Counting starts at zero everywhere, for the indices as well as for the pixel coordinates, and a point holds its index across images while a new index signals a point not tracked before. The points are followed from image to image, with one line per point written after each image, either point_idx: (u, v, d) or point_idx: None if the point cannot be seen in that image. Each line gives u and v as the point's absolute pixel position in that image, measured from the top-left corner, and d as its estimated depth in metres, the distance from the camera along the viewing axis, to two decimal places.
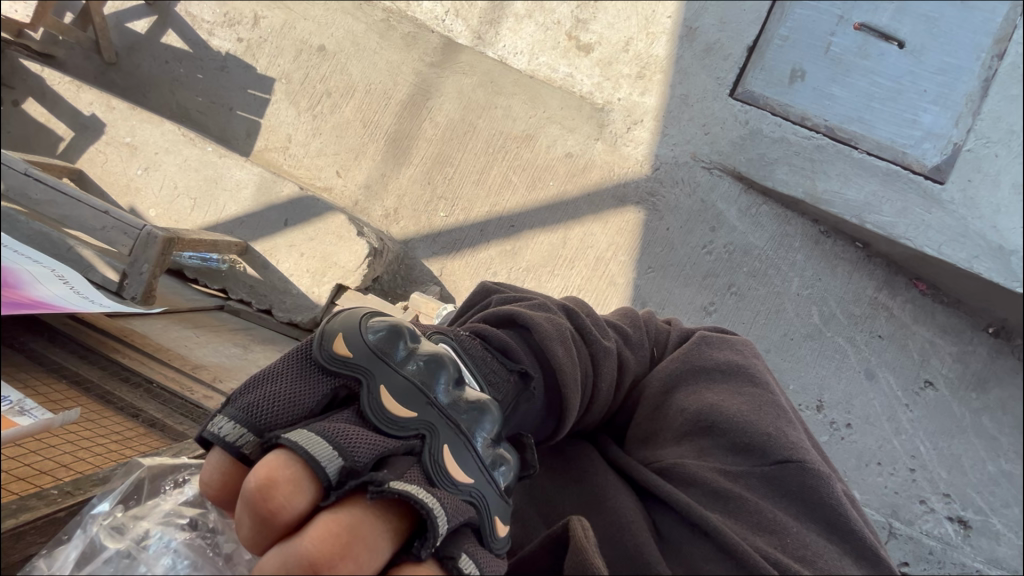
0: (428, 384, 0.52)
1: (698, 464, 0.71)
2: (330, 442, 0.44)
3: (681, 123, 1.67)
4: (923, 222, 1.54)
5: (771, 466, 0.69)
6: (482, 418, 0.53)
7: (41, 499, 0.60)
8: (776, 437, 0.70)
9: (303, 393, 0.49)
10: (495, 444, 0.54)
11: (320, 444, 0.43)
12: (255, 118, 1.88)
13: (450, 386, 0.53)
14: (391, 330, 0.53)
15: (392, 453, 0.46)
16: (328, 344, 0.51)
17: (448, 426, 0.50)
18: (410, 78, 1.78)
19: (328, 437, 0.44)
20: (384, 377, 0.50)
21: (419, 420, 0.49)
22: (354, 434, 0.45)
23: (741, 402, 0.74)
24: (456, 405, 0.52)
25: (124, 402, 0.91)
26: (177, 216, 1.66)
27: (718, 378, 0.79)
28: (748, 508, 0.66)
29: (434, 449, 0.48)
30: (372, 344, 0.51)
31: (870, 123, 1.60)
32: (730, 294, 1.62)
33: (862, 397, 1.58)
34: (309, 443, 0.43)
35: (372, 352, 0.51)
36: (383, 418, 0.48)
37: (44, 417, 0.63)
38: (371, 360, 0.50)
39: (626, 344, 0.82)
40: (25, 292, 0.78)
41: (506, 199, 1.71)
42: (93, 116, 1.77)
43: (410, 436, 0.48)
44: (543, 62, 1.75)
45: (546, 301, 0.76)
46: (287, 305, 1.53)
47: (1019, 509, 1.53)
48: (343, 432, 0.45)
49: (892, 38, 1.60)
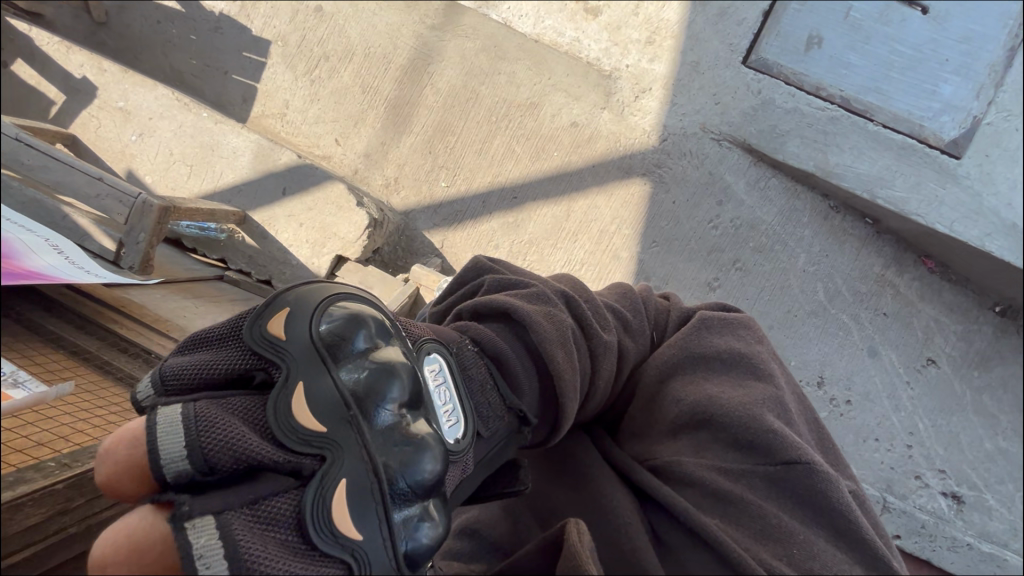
0: (369, 396, 0.44)
1: (695, 462, 0.69)
2: (187, 448, 0.39)
3: (690, 92, 1.62)
4: (936, 198, 1.50)
5: (778, 467, 0.67)
6: (417, 460, 0.44)
7: (38, 471, 0.61)
8: (786, 437, 0.67)
9: (226, 363, 0.45)
10: (424, 494, 0.45)
11: (175, 450, 0.39)
12: (251, 82, 1.83)
13: (396, 404, 0.45)
14: (352, 319, 0.46)
15: (269, 467, 0.41)
16: (268, 317, 0.45)
17: (363, 459, 0.41)
18: (410, 42, 1.71)
19: (189, 442, 0.39)
20: (312, 377, 0.43)
21: (329, 439, 0.41)
22: (226, 440, 0.40)
23: (742, 396, 0.72)
24: (391, 432, 0.44)
25: (123, 371, 0.91)
26: (174, 183, 1.64)
27: (718, 370, 0.76)
28: (751, 513, 0.66)
29: (328, 480, 0.40)
30: (317, 336, 0.44)
31: (887, 94, 1.54)
32: (735, 270, 1.59)
33: (863, 373, 1.58)
34: (166, 445, 0.39)
35: (315, 343, 0.44)
36: (285, 426, 0.41)
37: (38, 390, 0.62)
38: (308, 354, 0.43)
39: (627, 332, 0.77)
40: (18, 262, 0.76)
41: (509, 169, 1.67)
42: (84, 79, 1.72)
43: (308, 455, 0.41)
44: (550, 25, 1.68)
45: (544, 290, 0.69)
46: (287, 275, 1.51)
47: (1013, 486, 1.54)
48: (213, 434, 0.40)
49: (915, 3, 1.53)
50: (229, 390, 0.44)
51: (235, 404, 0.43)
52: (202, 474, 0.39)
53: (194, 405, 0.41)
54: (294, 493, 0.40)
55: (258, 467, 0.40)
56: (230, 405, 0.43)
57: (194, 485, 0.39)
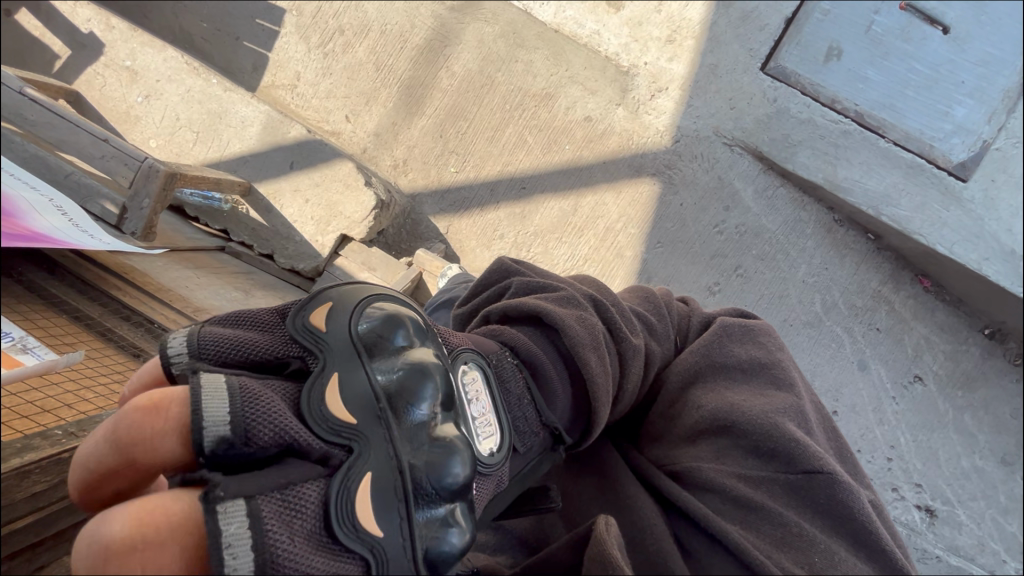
0: (400, 393, 0.43)
1: (714, 467, 0.70)
2: (224, 417, 0.39)
3: (707, 94, 1.61)
4: (939, 218, 1.52)
5: (798, 475, 0.68)
6: (446, 461, 0.43)
7: (46, 439, 0.60)
8: (807, 447, 0.69)
9: (270, 351, 0.46)
10: (452, 498, 0.43)
11: (208, 420, 0.38)
12: (262, 50, 1.79)
13: (429, 403, 0.45)
14: (393, 314, 0.47)
15: (295, 449, 0.40)
16: (312, 311, 0.46)
17: (389, 452, 0.41)
18: (428, 22, 1.68)
19: (227, 415, 0.39)
20: (347, 369, 0.43)
21: (357, 430, 0.41)
22: (262, 416, 0.39)
23: (762, 403, 0.73)
24: (422, 428, 0.43)
25: (126, 340, 0.90)
26: (179, 149, 1.61)
27: (739, 380, 0.77)
28: (774, 521, 0.67)
29: (353, 471, 0.39)
30: (355, 330, 0.45)
31: (901, 112, 1.55)
32: (736, 276, 1.60)
33: (852, 385, 1.60)
34: (204, 414, 0.38)
35: (353, 335, 0.45)
36: (316, 414, 0.41)
37: (47, 358, 0.61)
38: (346, 345, 0.44)
39: (652, 336, 0.78)
40: (24, 224, 0.75)
41: (519, 159, 1.66)
42: (92, 34, 1.68)
43: (335, 445, 0.41)
44: (570, 16, 1.66)
45: (573, 293, 0.70)
46: (290, 251, 1.48)
47: (984, 503, 1.58)
48: (252, 411, 0.40)
49: (938, 22, 1.53)
50: (270, 376, 0.44)
51: (273, 385, 0.43)
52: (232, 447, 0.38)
53: (237, 377, 0.41)
54: (317, 482, 0.39)
55: (287, 447, 0.40)
56: (270, 384, 0.43)
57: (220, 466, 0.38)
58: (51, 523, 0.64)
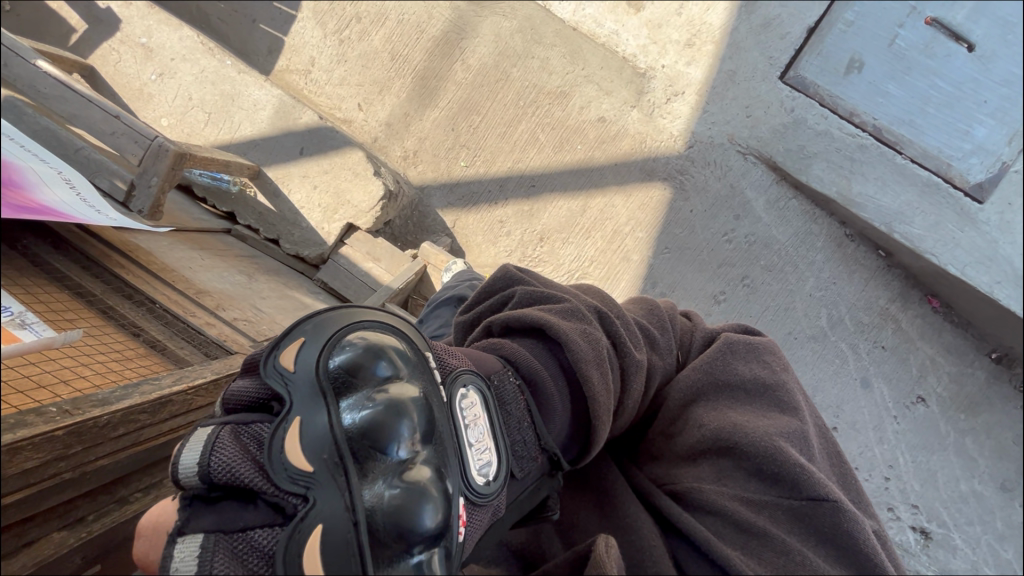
0: (368, 437, 0.42)
1: (716, 490, 0.69)
2: (197, 466, 0.42)
3: (723, 101, 1.60)
4: (953, 240, 1.50)
5: (801, 502, 0.67)
6: (415, 509, 0.40)
7: (40, 415, 0.58)
8: (810, 473, 0.68)
9: (252, 389, 0.46)
10: (426, 545, 0.41)
11: (190, 466, 0.42)
12: (278, 34, 1.78)
13: (406, 443, 0.42)
14: (366, 350, 0.45)
15: (261, 495, 0.41)
16: (282, 348, 0.44)
17: (344, 504, 0.39)
18: (445, 13, 1.67)
19: (200, 461, 0.42)
20: (310, 414, 0.42)
21: (314, 478, 0.39)
22: (228, 464, 0.41)
23: (765, 425, 0.72)
24: (391, 474, 0.41)
25: (126, 318, 0.89)
26: (190, 129, 1.61)
27: (744, 402, 0.76)
28: (776, 548, 0.66)
29: (303, 525, 0.38)
30: (324, 373, 0.43)
31: (920, 128, 1.53)
32: (742, 286, 1.59)
33: (854, 403, 1.59)
34: (185, 459, 0.42)
35: (321, 377, 0.43)
36: (275, 462, 0.40)
37: (45, 335, 0.60)
38: (311, 389, 0.42)
39: (654, 350, 0.78)
40: (30, 196, 0.76)
41: (530, 156, 1.64)
42: (109, 10, 1.67)
43: (293, 494, 0.39)
44: (590, 14, 1.65)
45: (578, 305, 0.69)
46: (295, 237, 1.48)
47: (981, 528, 1.56)
48: (219, 457, 0.41)
49: (963, 39, 1.50)
50: (251, 415, 0.45)
51: (250, 432, 0.43)
52: (208, 486, 0.42)
53: (218, 428, 0.43)
54: (275, 529, 0.40)
55: (254, 492, 0.41)
56: (250, 432, 0.43)
57: (207, 498, 0.42)
58: (51, 496, 0.64)
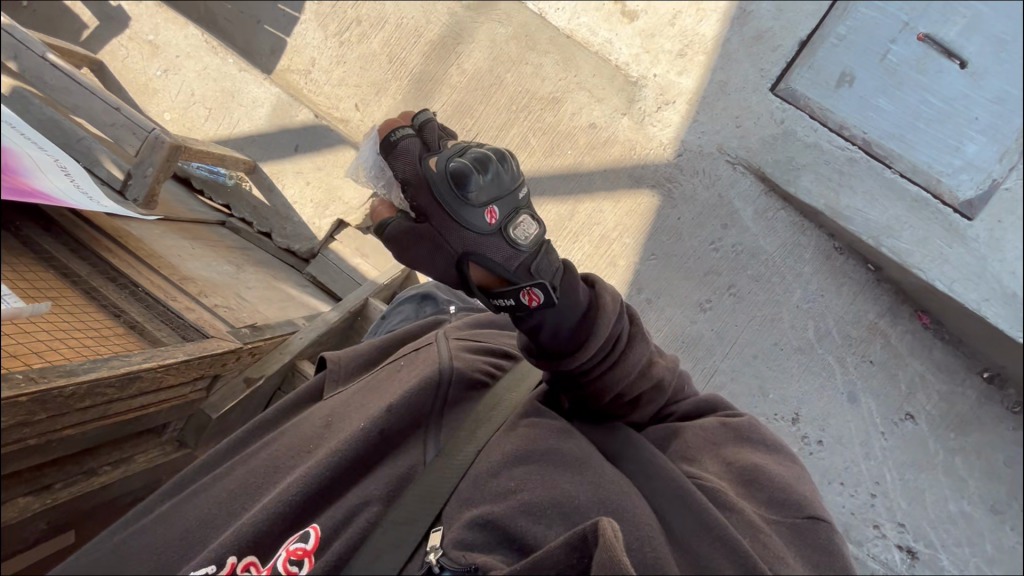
0: (483, 171, 0.73)
1: (715, 479, 0.64)
2: (429, 127, 0.80)
3: (713, 111, 1.61)
4: (942, 255, 1.51)
5: (802, 516, 0.60)
6: (484, 199, 0.73)
7: (6, 382, 0.60)
8: (812, 496, 0.62)
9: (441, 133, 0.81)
10: (482, 214, 0.73)
11: (428, 122, 0.80)
12: (281, 35, 1.84)
13: (497, 188, 0.74)
14: (503, 157, 0.76)
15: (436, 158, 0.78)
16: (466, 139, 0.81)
17: (468, 180, 0.73)
18: (443, 18, 1.71)
19: (427, 127, 0.80)
20: (469, 152, 0.76)
21: (462, 164, 0.73)
22: (439, 138, 0.80)
23: (773, 455, 0.68)
24: (485, 188, 0.73)
25: (108, 300, 0.93)
26: (192, 123, 1.66)
27: (761, 447, 0.70)
28: (766, 544, 0.56)
29: (443, 172, 0.74)
30: (479, 151, 0.75)
31: (910, 143, 1.53)
32: (729, 295, 1.59)
33: (840, 417, 1.58)
34: (427, 118, 0.80)
35: (476, 148, 0.76)
36: (451, 153, 0.76)
37: (15, 305, 0.62)
38: (474, 148, 0.76)
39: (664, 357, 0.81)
40: (26, 183, 0.79)
41: (522, 160, 1.65)
42: (120, 8, 1.74)
43: (448, 165, 0.74)
44: (584, 23, 1.68)
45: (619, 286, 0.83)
46: (287, 232, 1.49)
47: (969, 550, 1.53)
48: (435, 133, 0.80)
49: (956, 55, 1.51)
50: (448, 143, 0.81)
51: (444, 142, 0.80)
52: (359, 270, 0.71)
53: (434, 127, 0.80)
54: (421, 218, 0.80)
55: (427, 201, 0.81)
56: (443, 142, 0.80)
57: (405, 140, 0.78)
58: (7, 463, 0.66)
